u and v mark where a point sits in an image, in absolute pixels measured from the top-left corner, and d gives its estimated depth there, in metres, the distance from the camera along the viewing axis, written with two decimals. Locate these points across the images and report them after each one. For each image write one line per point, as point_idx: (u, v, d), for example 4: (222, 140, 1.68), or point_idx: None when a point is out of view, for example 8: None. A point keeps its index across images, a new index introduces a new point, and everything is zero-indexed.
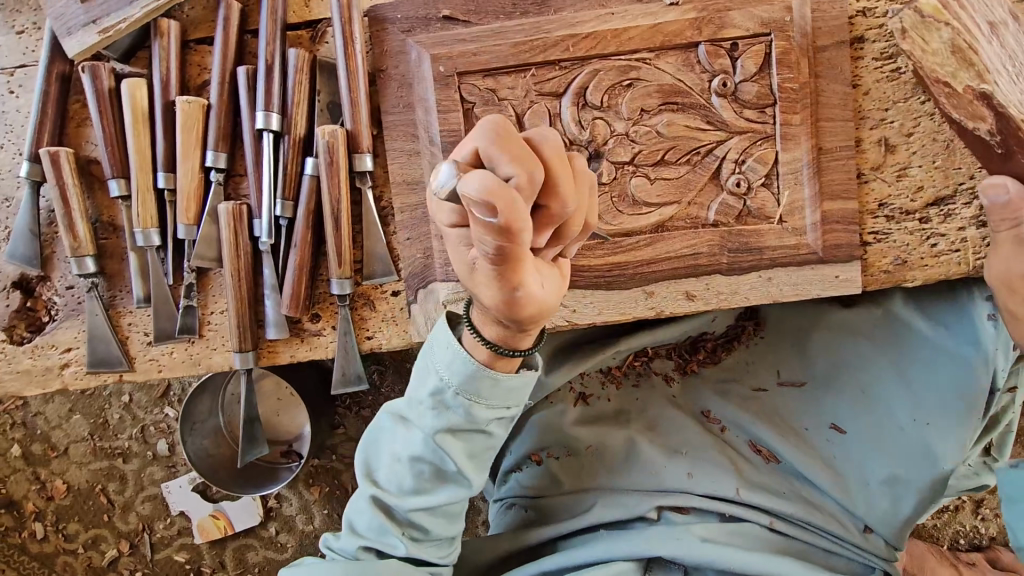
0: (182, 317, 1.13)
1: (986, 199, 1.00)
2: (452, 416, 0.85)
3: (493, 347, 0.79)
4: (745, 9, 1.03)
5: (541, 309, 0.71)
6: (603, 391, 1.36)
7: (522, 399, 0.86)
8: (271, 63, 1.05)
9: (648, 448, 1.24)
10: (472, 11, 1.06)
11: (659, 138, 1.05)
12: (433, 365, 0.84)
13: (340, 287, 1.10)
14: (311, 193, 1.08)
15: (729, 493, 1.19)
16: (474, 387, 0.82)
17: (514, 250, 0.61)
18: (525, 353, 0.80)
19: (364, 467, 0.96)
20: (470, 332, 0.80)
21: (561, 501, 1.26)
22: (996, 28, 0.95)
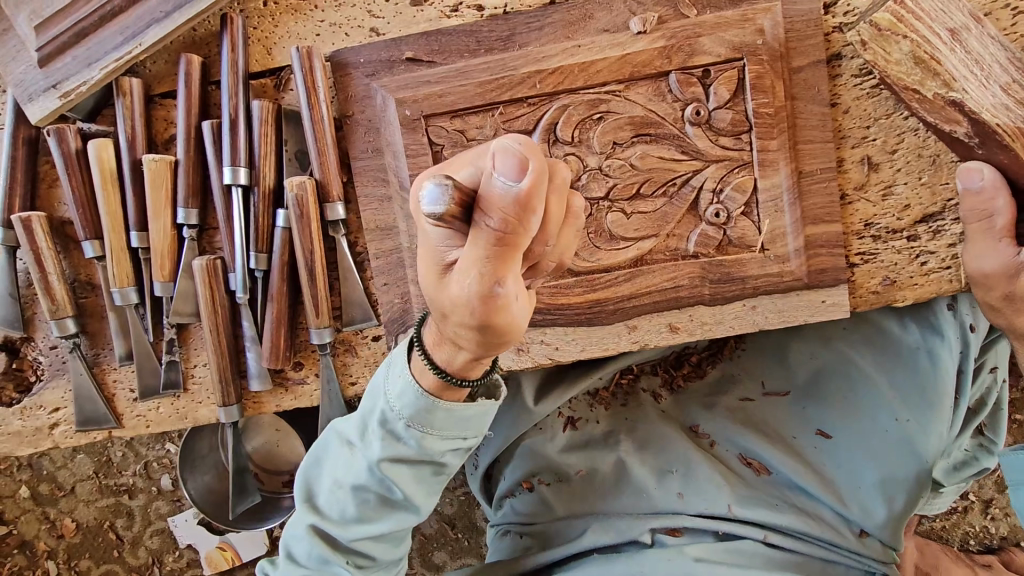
0: (166, 372, 1.13)
1: (961, 186, 0.95)
2: (401, 448, 0.83)
3: (441, 374, 0.75)
4: (716, 34, 1.00)
5: (508, 326, 0.62)
6: (591, 414, 1.33)
7: (479, 427, 0.84)
8: (235, 118, 1.03)
9: (639, 471, 1.23)
10: (436, 51, 1.04)
11: (634, 171, 1.03)
12: (384, 392, 0.81)
13: (319, 337, 1.09)
14: (284, 245, 1.07)
15: (722, 511, 1.17)
16: (425, 418, 0.79)
17: (520, 240, 0.55)
18: (473, 384, 0.77)
19: (304, 493, 0.93)
20: (419, 353, 0.76)
21: (553, 524, 1.25)
22: (958, 34, 0.90)
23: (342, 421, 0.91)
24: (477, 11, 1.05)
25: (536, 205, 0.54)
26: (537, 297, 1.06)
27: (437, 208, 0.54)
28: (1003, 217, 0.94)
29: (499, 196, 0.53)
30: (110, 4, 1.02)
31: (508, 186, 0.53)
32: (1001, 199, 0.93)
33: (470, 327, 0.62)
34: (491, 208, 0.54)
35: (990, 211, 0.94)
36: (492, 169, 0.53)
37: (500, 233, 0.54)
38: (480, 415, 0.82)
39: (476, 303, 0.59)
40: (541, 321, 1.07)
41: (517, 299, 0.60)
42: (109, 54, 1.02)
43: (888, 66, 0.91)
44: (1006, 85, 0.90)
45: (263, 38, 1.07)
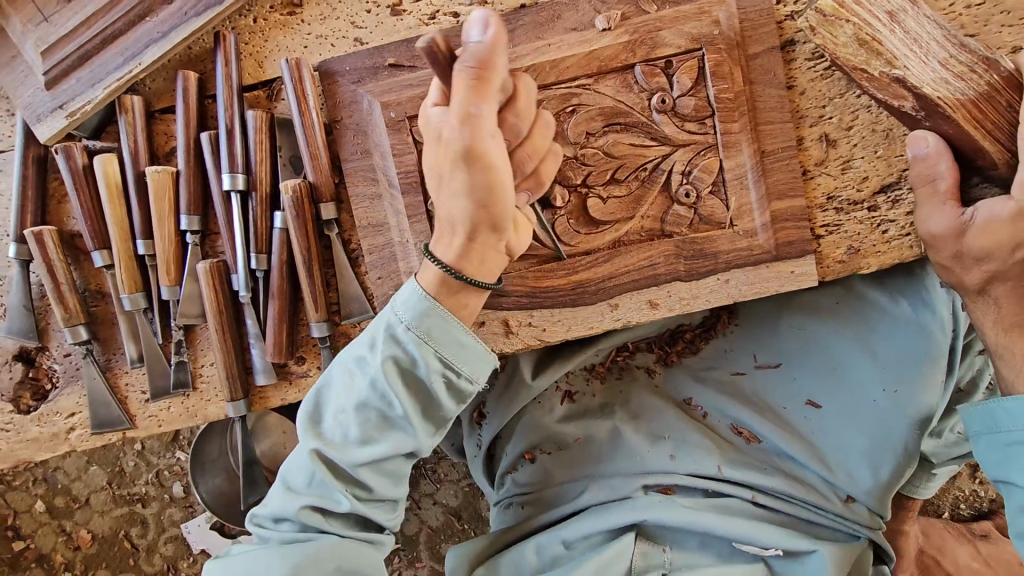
0: (175, 373, 1.19)
1: (908, 153, 1.03)
2: (404, 358, 0.91)
3: (446, 269, 0.89)
4: (675, 28, 1.07)
5: (485, 164, 0.79)
6: (588, 387, 1.39)
7: (474, 355, 0.93)
8: (231, 128, 1.10)
9: (632, 436, 1.29)
10: (417, 56, 1.11)
11: (607, 158, 1.10)
12: (391, 308, 0.92)
13: (319, 330, 1.15)
14: (282, 245, 1.13)
15: (711, 472, 1.23)
16: (427, 326, 0.90)
17: (490, 75, 0.75)
18: (473, 282, 0.90)
19: (308, 420, 0.97)
20: (430, 261, 0.91)
21: (549, 490, 1.31)
22: (897, 15, 0.97)
23: (349, 348, 0.97)
24: (453, 18, 1.13)
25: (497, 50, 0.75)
26: (523, 281, 1.12)
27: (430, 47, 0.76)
28: (947, 180, 1.02)
29: (469, 45, 0.75)
30: (111, 27, 1.09)
31: (478, 36, 0.74)
32: (943, 164, 1.01)
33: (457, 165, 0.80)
34: (467, 53, 0.75)
35: (934, 174, 1.02)
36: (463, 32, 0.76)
37: (472, 68, 0.75)
38: (474, 337, 0.92)
39: (459, 132, 0.77)
40: (528, 303, 1.14)
41: (494, 137, 0.79)
42: (111, 74, 1.09)
43: (836, 48, 0.98)
44: (944, 60, 0.97)
45: (254, 53, 1.14)
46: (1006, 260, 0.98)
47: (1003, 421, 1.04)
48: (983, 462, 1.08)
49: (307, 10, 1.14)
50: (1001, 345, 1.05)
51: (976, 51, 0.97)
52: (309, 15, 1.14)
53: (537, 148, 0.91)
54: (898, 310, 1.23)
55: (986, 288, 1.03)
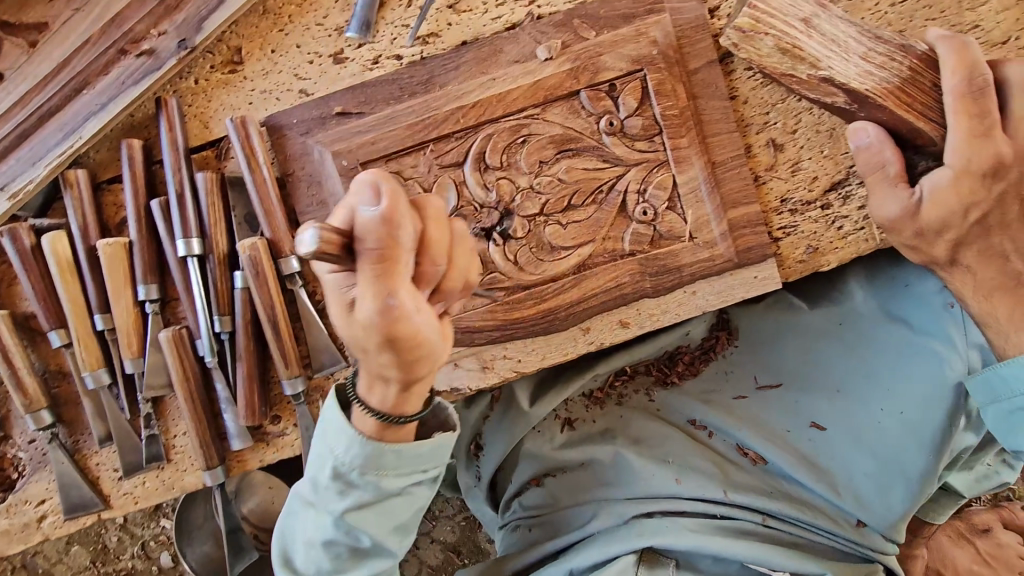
0: (146, 447, 1.15)
1: (852, 144, 1.05)
2: (358, 494, 0.94)
3: (381, 416, 0.86)
4: (615, 51, 1.09)
5: (413, 334, 0.69)
6: (588, 414, 1.37)
7: (426, 464, 0.97)
8: (181, 193, 1.09)
9: (630, 456, 1.28)
10: (363, 102, 1.11)
11: (563, 185, 1.11)
12: (327, 452, 0.93)
13: (291, 387, 1.13)
14: (245, 305, 1.11)
15: (718, 497, 1.21)
16: (374, 465, 0.92)
17: (393, 247, 0.65)
18: (411, 417, 0.88)
19: (283, 555, 1.04)
20: (358, 406, 0.88)
21: (555, 514, 1.30)
22: (810, 23, 1.00)
23: (301, 487, 1.00)
24: (396, 60, 1.12)
25: (398, 212, 0.64)
26: (493, 314, 1.12)
27: (315, 248, 0.61)
28: (895, 165, 1.04)
29: (361, 218, 0.64)
30: (48, 104, 1.07)
31: (369, 205, 0.64)
32: (888, 150, 1.03)
33: (382, 341, 0.69)
34: (366, 231, 0.64)
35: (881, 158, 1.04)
36: (353, 205, 0.65)
37: (377, 246, 0.64)
38: (427, 449, 0.96)
39: (378, 316, 0.66)
40: (501, 336, 1.13)
41: (422, 309, 0.69)
42: (52, 150, 1.07)
43: (760, 60, 1.01)
44: (864, 55, 1.00)
45: (198, 114, 1.13)
46: (962, 227, 1.03)
47: (1005, 388, 1.09)
48: (997, 430, 1.14)
49: (249, 66, 1.12)
50: (981, 308, 1.09)
51: (892, 40, 1.01)
52: (251, 71, 1.12)
53: (460, 270, 0.76)
54: (902, 330, 1.25)
55: (956, 257, 1.07)
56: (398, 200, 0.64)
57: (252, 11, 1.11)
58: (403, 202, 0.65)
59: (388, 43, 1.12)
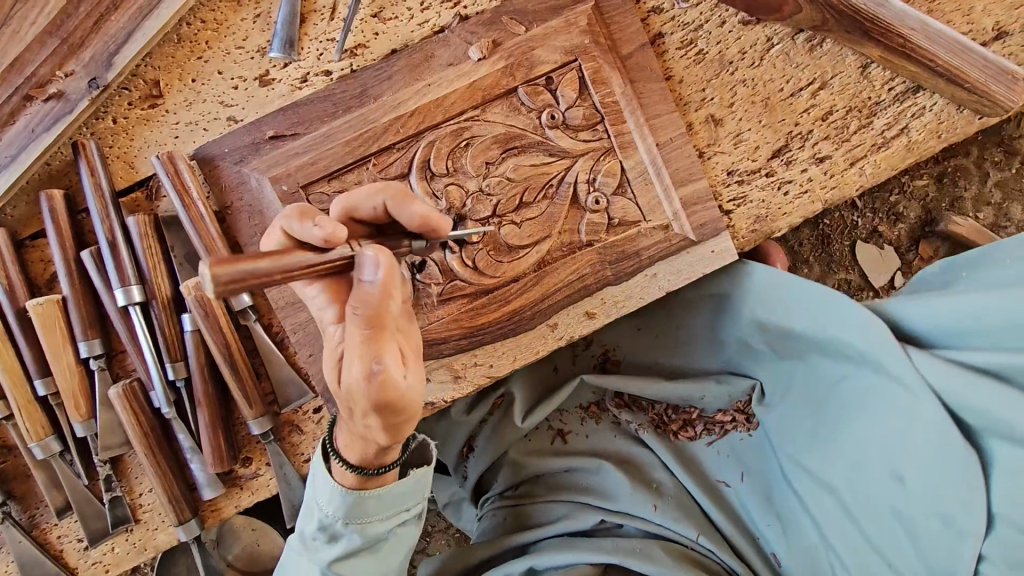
0: (111, 511, 1.09)
1: None
2: (346, 541, 0.96)
3: (357, 470, 0.90)
4: (547, 44, 1.08)
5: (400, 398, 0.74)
6: (582, 427, 1.35)
7: (414, 501, 0.99)
8: (113, 239, 1.03)
9: (613, 474, 1.25)
10: (297, 123, 1.07)
11: (512, 184, 1.09)
12: (316, 502, 0.95)
13: (259, 426, 1.08)
14: (197, 347, 1.06)
15: (690, 536, 1.17)
16: (360, 510, 0.94)
17: (384, 318, 0.72)
18: (389, 466, 0.93)
19: None
20: (337, 461, 0.91)
21: (528, 507, 1.28)
22: None
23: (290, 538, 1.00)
24: (326, 76, 1.09)
25: (393, 286, 0.71)
26: (459, 323, 1.10)
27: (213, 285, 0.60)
28: None
29: (361, 287, 0.71)
30: None
31: (369, 275, 0.71)
32: None
33: (369, 409, 0.74)
34: (360, 300, 0.71)
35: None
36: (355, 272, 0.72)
37: (368, 317, 0.72)
38: (410, 492, 0.97)
39: (366, 385, 0.72)
40: (469, 344, 1.11)
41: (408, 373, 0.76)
42: None
43: None
44: None
45: (121, 154, 1.07)
46: None
47: None
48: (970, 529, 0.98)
49: (170, 99, 1.07)
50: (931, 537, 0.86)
51: None
52: (173, 103, 1.07)
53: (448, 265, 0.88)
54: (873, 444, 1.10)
55: None
56: (394, 268, 0.71)
57: (166, 39, 1.05)
58: (398, 274, 0.72)
59: (316, 58, 1.08)
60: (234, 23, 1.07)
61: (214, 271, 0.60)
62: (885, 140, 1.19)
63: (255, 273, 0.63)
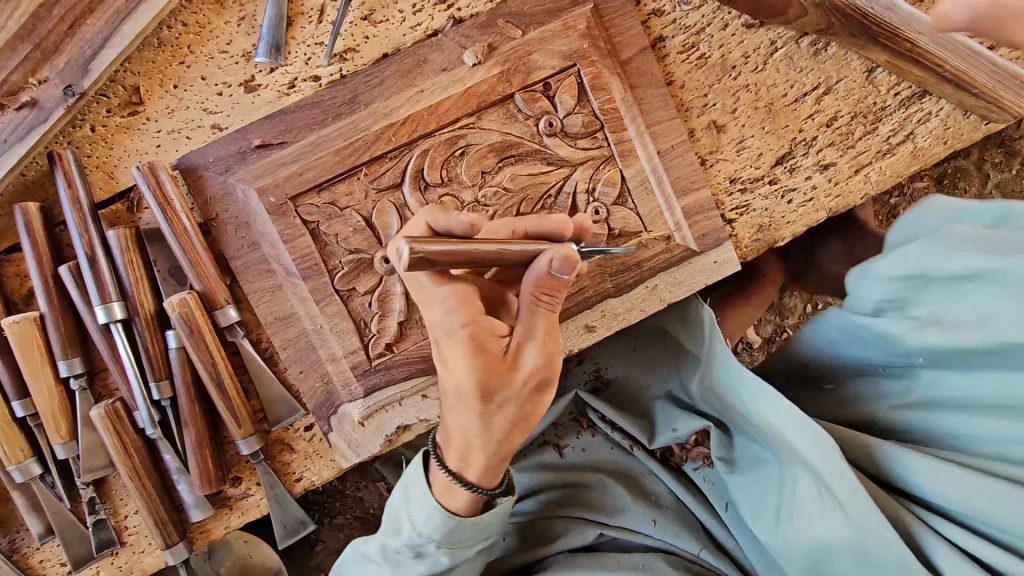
0: (95, 534, 1.05)
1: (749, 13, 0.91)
2: (427, 563, 0.95)
3: (471, 490, 0.90)
4: (545, 49, 1.04)
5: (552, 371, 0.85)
6: (579, 440, 1.32)
7: (499, 527, 0.97)
8: (92, 253, 0.98)
9: (617, 489, 1.23)
10: (284, 131, 1.02)
11: (509, 194, 1.05)
12: (410, 520, 0.93)
13: (249, 446, 1.05)
14: (183, 366, 1.02)
15: (690, 550, 1.14)
16: (452, 535, 0.92)
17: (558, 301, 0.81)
18: (491, 491, 0.92)
19: None
20: (446, 475, 0.90)
21: (530, 522, 1.23)
22: None
23: (367, 548, 0.99)
24: (315, 82, 1.05)
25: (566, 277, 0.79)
26: None
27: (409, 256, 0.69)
28: None
29: (549, 275, 0.78)
30: None
31: (558, 266, 0.77)
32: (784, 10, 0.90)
33: (530, 384, 0.83)
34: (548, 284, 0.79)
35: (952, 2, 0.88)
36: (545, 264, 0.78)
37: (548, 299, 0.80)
38: (501, 517, 0.96)
39: (534, 361, 0.82)
40: None
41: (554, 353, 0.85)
42: None
43: None
44: None
45: (101, 164, 1.02)
46: None
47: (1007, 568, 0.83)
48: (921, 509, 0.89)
49: (151, 106, 1.02)
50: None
51: None
52: (154, 110, 1.02)
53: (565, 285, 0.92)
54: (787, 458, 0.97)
55: None
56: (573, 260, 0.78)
57: (146, 43, 1.00)
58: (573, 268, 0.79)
59: (303, 63, 1.04)
60: (217, 26, 1.02)
61: (414, 246, 0.69)
62: (890, 146, 1.17)
63: (450, 251, 0.71)
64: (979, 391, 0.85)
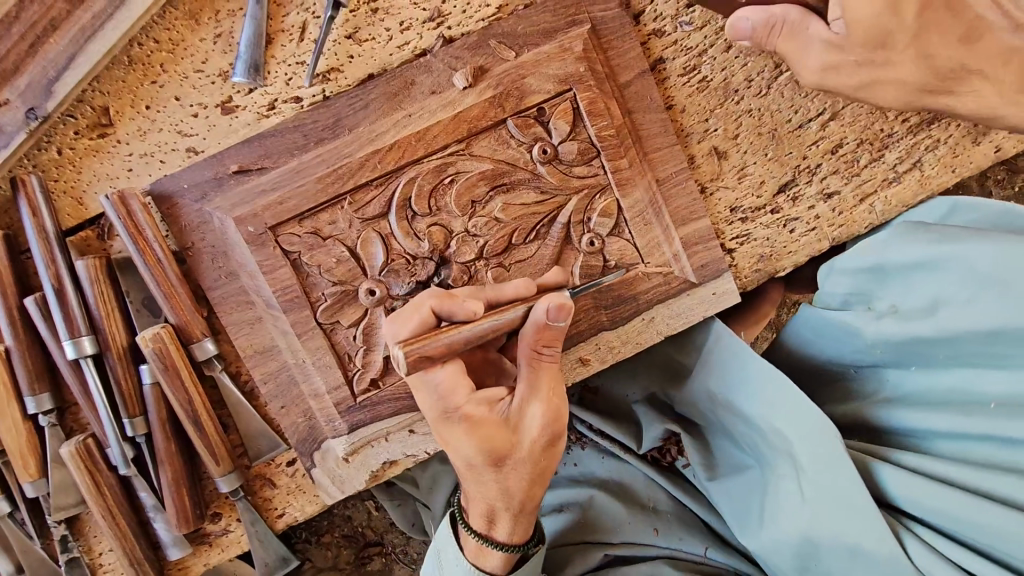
0: (68, 573, 1.01)
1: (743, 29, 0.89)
2: None
3: (504, 550, 0.95)
4: (539, 72, 0.99)
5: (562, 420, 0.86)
6: (570, 458, 1.30)
7: None
8: (60, 286, 0.93)
9: (609, 505, 1.20)
10: (263, 156, 0.97)
11: (500, 224, 1.01)
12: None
13: (227, 484, 1.01)
14: (157, 402, 0.97)
15: (697, 552, 1.13)
16: None
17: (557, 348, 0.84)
18: (522, 548, 0.98)
19: None
20: (476, 539, 0.96)
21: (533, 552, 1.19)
22: None
23: None
24: (296, 103, 0.99)
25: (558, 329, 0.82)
26: None
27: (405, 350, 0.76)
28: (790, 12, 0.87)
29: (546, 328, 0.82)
30: None
31: (553, 317, 0.81)
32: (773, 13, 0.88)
33: (545, 436, 0.85)
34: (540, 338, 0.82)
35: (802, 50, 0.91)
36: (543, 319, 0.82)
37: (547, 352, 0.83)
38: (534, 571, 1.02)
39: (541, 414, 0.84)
40: None
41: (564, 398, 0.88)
42: None
43: None
44: None
45: (69, 189, 0.96)
46: None
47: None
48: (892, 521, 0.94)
49: (122, 128, 0.96)
50: None
51: None
52: (125, 132, 0.96)
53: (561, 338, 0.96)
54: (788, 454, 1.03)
55: None
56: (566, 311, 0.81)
57: (115, 62, 0.94)
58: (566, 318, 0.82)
59: (284, 84, 0.98)
60: (192, 43, 0.96)
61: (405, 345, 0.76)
62: (896, 174, 1.13)
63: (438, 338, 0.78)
64: (942, 388, 1.00)
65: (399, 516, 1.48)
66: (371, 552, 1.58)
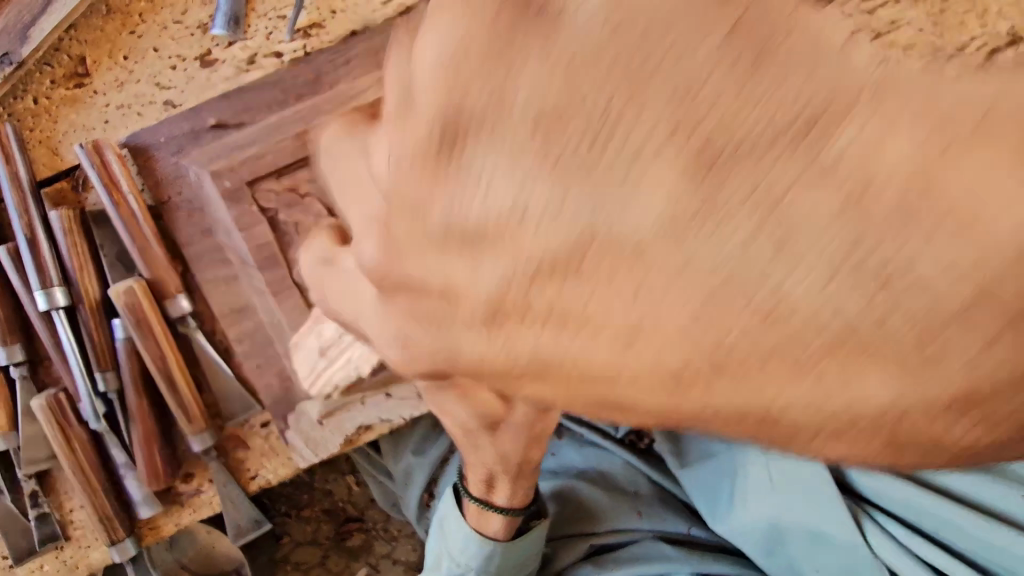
0: (38, 528, 1.01)
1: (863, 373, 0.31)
2: None
3: (507, 512, 0.95)
4: None
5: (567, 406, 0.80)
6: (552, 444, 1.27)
7: (535, 551, 1.01)
8: (32, 235, 0.92)
9: (591, 491, 1.15)
10: (242, 111, 0.96)
11: None
12: (447, 547, 0.99)
13: (201, 442, 1.00)
14: (130, 357, 0.96)
15: (679, 530, 1.12)
16: (488, 559, 0.97)
17: None
18: (522, 510, 0.96)
19: None
20: (472, 502, 0.95)
21: None
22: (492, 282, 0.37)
23: None
24: (277, 58, 0.96)
25: None
26: None
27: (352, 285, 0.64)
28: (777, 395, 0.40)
29: None
30: None
31: None
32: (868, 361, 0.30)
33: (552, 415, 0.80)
34: None
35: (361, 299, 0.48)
36: None
37: None
38: (534, 539, 1.00)
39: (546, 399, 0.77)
40: None
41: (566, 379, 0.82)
42: None
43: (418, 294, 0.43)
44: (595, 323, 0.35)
45: (44, 139, 0.95)
46: None
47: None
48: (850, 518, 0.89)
49: (98, 78, 0.95)
50: None
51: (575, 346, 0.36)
52: (102, 83, 0.95)
53: None
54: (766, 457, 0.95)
55: None
56: None
57: (92, 10, 0.92)
58: None
59: (264, 38, 0.96)
60: None
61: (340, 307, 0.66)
62: None
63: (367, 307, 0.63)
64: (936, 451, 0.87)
65: (378, 492, 1.51)
66: (350, 528, 1.56)
